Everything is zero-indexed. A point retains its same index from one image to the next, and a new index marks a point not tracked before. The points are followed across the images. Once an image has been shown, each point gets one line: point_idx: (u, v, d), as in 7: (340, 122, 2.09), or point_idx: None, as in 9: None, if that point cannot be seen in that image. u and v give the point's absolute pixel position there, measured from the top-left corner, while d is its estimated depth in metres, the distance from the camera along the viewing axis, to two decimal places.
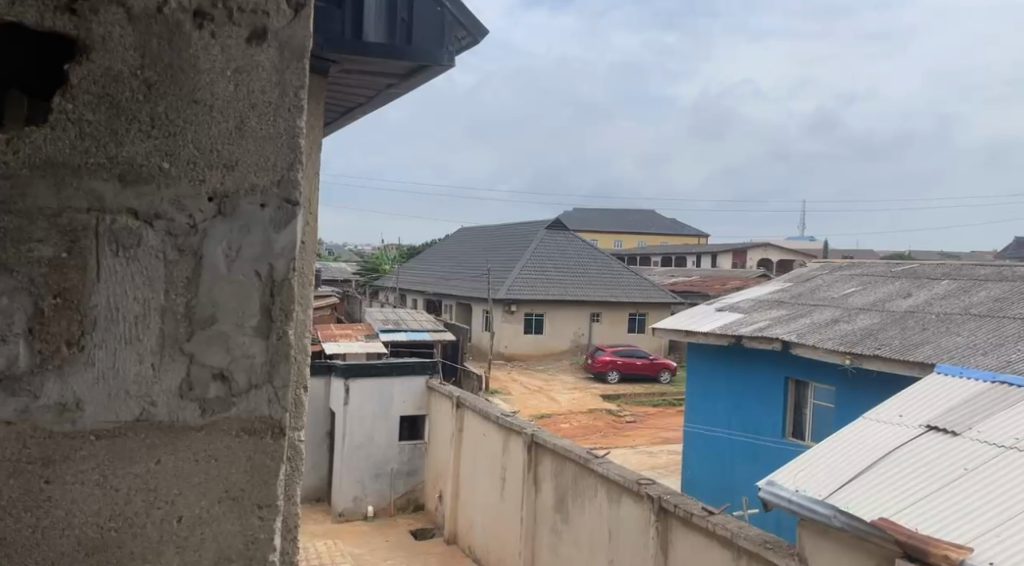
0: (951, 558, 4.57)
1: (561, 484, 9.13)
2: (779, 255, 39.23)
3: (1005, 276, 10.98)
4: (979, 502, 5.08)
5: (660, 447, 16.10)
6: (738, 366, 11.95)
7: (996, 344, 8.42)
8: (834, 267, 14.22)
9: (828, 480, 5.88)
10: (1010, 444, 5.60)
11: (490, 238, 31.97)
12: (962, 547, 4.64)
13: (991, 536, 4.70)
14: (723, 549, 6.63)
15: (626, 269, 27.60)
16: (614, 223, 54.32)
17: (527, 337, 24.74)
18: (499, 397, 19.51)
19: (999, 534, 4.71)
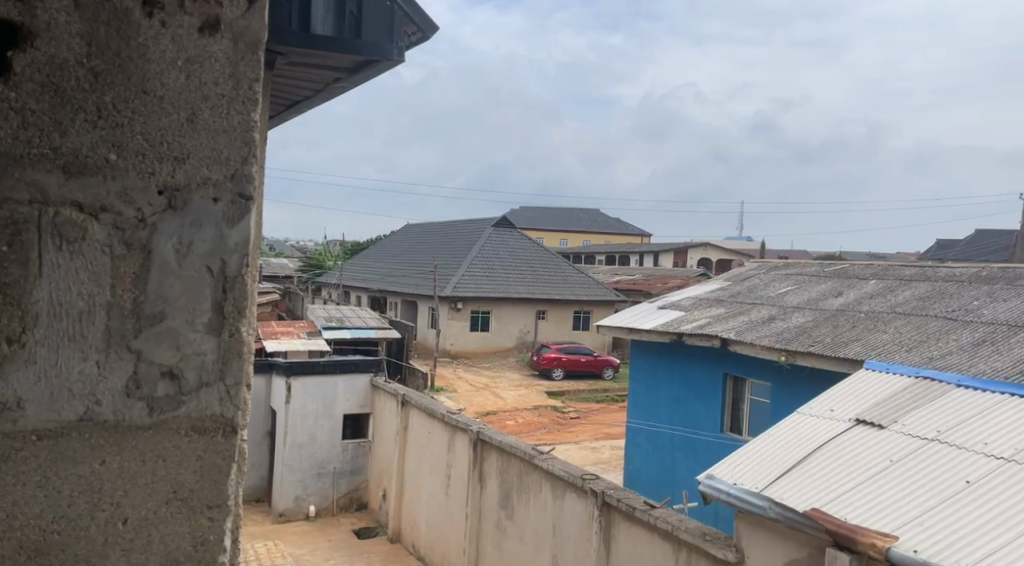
0: (879, 547, 4.73)
1: (506, 481, 9.15)
2: (719, 255, 40.17)
3: (929, 276, 11.41)
4: (904, 492, 5.28)
5: (603, 443, 16.26)
6: (679, 363, 12.14)
7: (920, 341, 8.74)
8: (771, 266, 14.54)
9: (764, 473, 6.01)
10: (932, 436, 5.84)
11: (436, 235, 31.83)
12: (888, 535, 4.81)
13: (915, 525, 4.89)
14: (664, 542, 6.73)
15: (570, 267, 27.80)
16: (559, 222, 54.71)
17: (472, 335, 24.70)
18: (445, 394, 19.45)
19: (922, 523, 4.90)
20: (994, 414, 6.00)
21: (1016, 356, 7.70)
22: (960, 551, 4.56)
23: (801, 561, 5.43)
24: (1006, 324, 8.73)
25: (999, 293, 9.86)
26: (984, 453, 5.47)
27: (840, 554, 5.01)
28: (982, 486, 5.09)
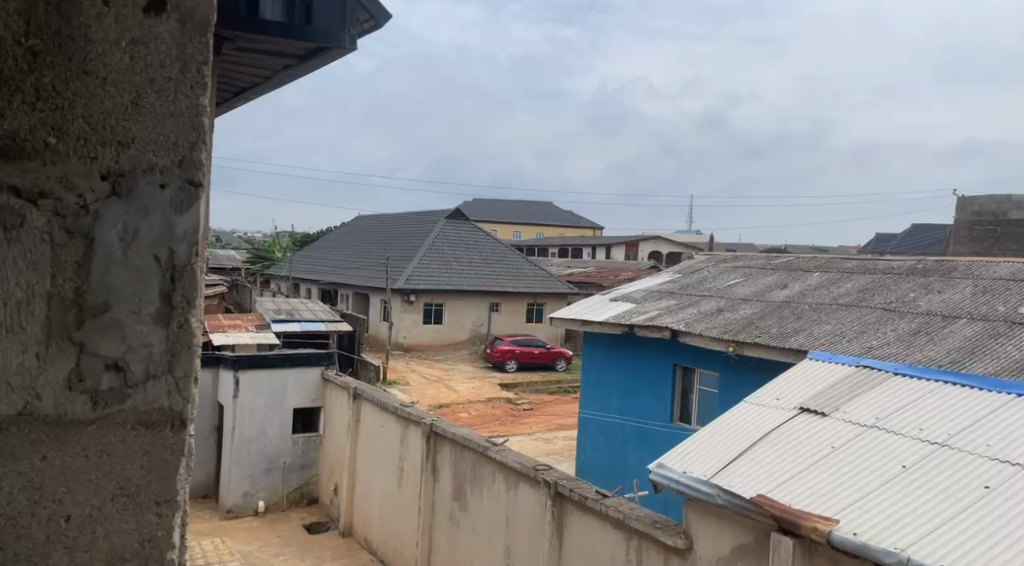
0: (820, 531, 4.87)
1: (459, 473, 9.13)
2: (669, 247, 40.71)
3: (870, 268, 11.70)
4: (845, 476, 5.42)
5: (556, 433, 16.35)
6: (630, 354, 12.25)
7: (861, 331, 8.96)
8: (719, 258, 14.75)
9: (712, 460, 6.09)
10: (872, 423, 6.01)
11: (388, 226, 31.56)
12: (830, 519, 4.94)
13: (856, 509, 5.02)
14: (616, 531, 6.79)
15: (523, 259, 27.85)
16: (512, 214, 54.76)
17: (425, 327, 24.57)
18: (397, 387, 19.33)
19: (862, 506, 5.04)
20: (930, 401, 6.20)
21: (950, 345, 7.95)
22: (897, 532, 4.72)
23: (747, 545, 5.54)
24: (941, 314, 9.00)
25: (935, 285, 10.16)
26: (920, 438, 5.66)
27: (784, 537, 5.16)
28: (918, 470, 5.27)
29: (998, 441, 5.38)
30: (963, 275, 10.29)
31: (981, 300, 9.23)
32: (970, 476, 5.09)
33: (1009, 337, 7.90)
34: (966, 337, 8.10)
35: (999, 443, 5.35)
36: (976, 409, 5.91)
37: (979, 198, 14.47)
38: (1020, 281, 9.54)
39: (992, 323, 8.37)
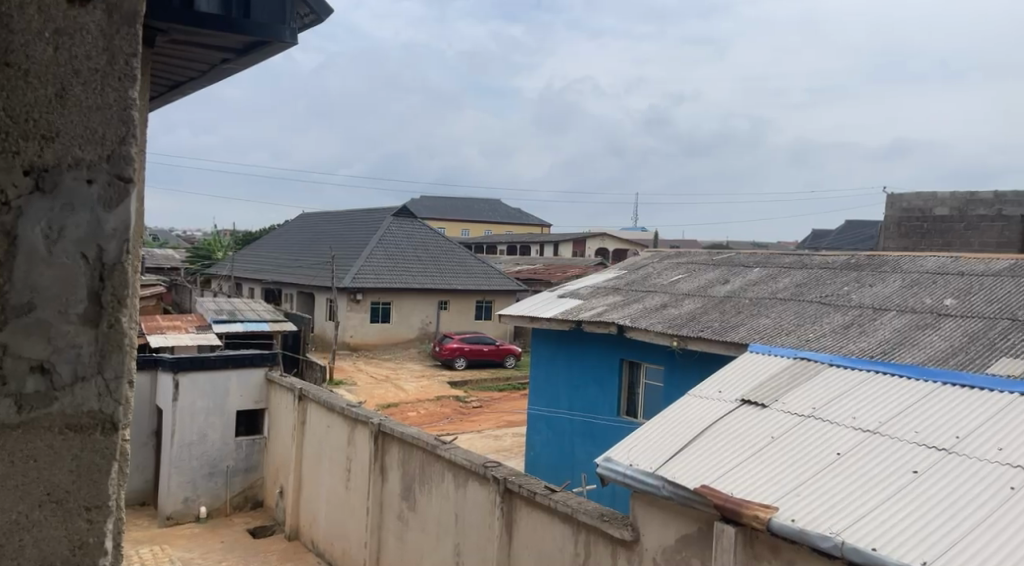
0: (761, 518, 4.98)
1: (408, 472, 9.07)
2: (615, 244, 41.25)
3: (806, 263, 11.99)
4: (784, 464, 5.55)
5: (505, 430, 16.38)
6: (578, 351, 12.32)
7: (799, 324, 9.17)
8: (664, 255, 14.93)
9: (657, 453, 6.15)
10: (808, 413, 6.16)
11: (333, 224, 31.18)
12: (769, 506, 5.06)
13: (793, 496, 5.14)
14: (564, 525, 6.84)
15: (471, 256, 27.85)
16: (459, 212, 54.69)
17: (373, 326, 24.36)
18: (344, 387, 19.13)
19: (798, 493, 5.18)
20: (862, 390, 6.38)
21: (882, 337, 8.18)
22: (831, 517, 4.86)
23: (692, 535, 5.63)
24: (873, 307, 9.26)
25: (868, 279, 10.45)
26: (854, 426, 5.81)
27: (726, 526, 5.29)
28: (852, 457, 5.43)
29: (926, 427, 5.57)
30: (893, 269, 10.61)
31: (910, 293, 9.52)
32: (899, 461, 5.26)
33: (936, 328, 8.17)
34: (896, 328, 8.35)
35: (926, 429, 5.54)
36: (904, 397, 6.11)
37: (908, 195, 14.96)
38: (947, 274, 9.87)
39: (921, 315, 8.65)
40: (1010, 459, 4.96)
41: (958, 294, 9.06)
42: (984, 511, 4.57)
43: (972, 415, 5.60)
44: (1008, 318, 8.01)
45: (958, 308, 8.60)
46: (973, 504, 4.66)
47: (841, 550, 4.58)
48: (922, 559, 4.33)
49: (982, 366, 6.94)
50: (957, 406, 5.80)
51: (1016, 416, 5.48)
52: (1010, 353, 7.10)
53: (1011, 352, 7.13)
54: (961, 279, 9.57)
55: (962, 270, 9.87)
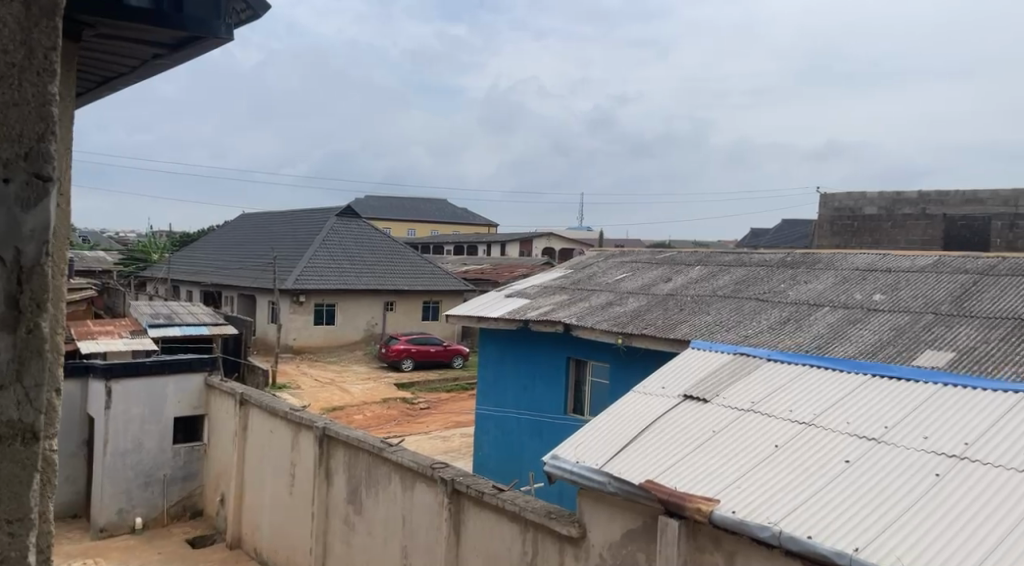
0: (704, 511, 5.06)
1: (354, 476, 8.94)
2: (562, 244, 41.70)
3: (746, 261, 12.20)
4: (724, 457, 5.63)
5: (452, 431, 16.31)
6: (524, 350, 12.32)
7: (738, 320, 9.31)
8: (608, 254, 15.02)
9: (603, 449, 6.14)
10: (747, 407, 6.25)
11: (275, 224, 30.66)
12: (712, 499, 5.15)
13: (733, 488, 5.24)
14: (512, 524, 6.82)
15: (417, 256, 27.72)
16: (405, 212, 54.40)
17: (317, 328, 24.01)
18: (288, 391, 18.81)
19: (739, 485, 5.27)
20: (799, 383, 6.51)
21: (816, 331, 8.37)
22: (770, 507, 4.97)
23: (636, 531, 5.67)
24: (807, 303, 9.46)
25: (802, 276, 10.68)
26: (791, 418, 5.93)
27: (671, 520, 5.34)
28: (789, 449, 5.54)
29: (857, 418, 5.74)
30: (827, 266, 10.87)
31: (843, 289, 9.77)
32: (832, 450, 5.41)
33: (866, 322, 8.38)
34: (829, 324, 8.54)
35: (858, 419, 5.71)
36: (836, 389, 6.27)
37: (839, 194, 15.37)
38: (876, 270, 10.15)
39: (852, 310, 8.87)
40: (934, 448, 5.18)
41: (887, 289, 9.33)
42: (912, 498, 4.76)
43: (900, 406, 5.80)
44: (932, 312, 8.27)
45: (887, 303, 8.86)
46: (901, 492, 4.85)
47: (779, 539, 4.70)
48: (855, 544, 4.49)
49: (908, 358, 7.16)
50: (888, 396, 5.98)
51: (942, 406, 5.69)
52: (934, 346, 7.33)
53: (936, 345, 7.36)
54: (890, 275, 9.85)
55: (889, 267, 10.17)
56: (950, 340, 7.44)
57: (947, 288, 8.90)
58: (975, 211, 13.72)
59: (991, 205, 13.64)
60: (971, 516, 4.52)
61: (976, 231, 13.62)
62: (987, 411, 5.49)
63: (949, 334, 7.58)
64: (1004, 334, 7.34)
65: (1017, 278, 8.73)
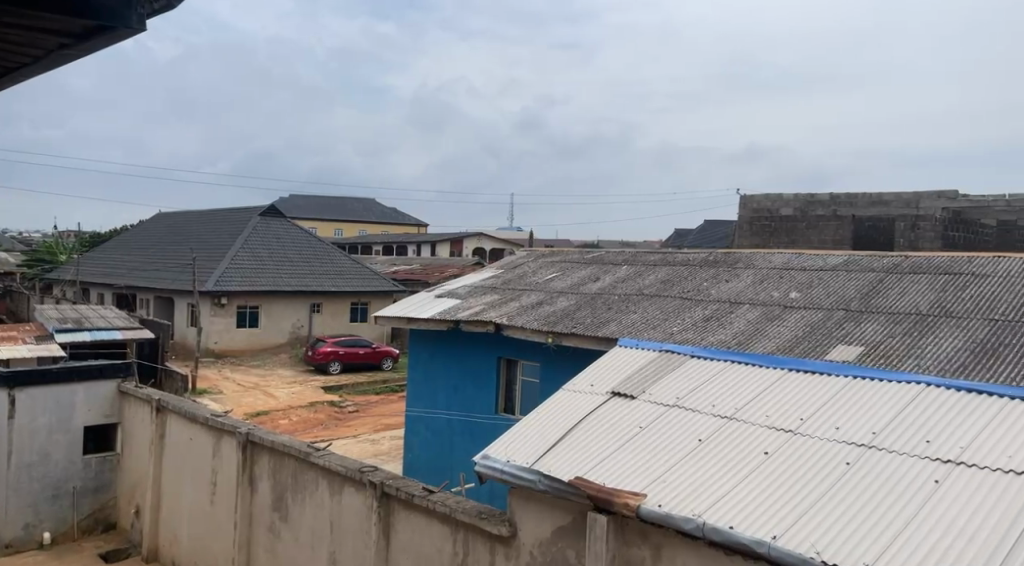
0: (631, 506, 5.10)
1: (279, 482, 8.71)
2: (493, 244, 41.88)
3: (671, 261, 12.35)
4: (649, 451, 5.68)
5: (381, 434, 16.09)
6: (455, 350, 12.22)
7: (664, 318, 9.43)
8: (538, 254, 15.05)
9: (533, 447, 6.10)
10: (672, 402, 6.31)
11: (195, 224, 29.75)
12: (639, 493, 5.19)
13: (659, 482, 5.29)
14: (442, 525, 6.74)
15: (344, 256, 27.30)
16: (333, 212, 53.58)
17: (240, 331, 23.39)
18: (208, 397, 18.26)
19: (665, 478, 5.33)
20: (721, 379, 6.61)
21: (736, 328, 8.52)
22: (694, 499, 5.06)
23: (566, 527, 5.67)
24: (729, 301, 9.65)
25: (724, 274, 10.89)
26: (712, 413, 6.02)
27: (599, 515, 5.35)
28: (712, 443, 5.62)
29: (774, 411, 5.86)
30: (747, 266, 11.10)
31: (761, 287, 9.99)
32: (752, 442, 5.52)
33: (783, 319, 8.59)
34: (749, 320, 8.73)
35: (776, 412, 5.83)
36: (757, 383, 6.41)
37: (758, 196, 15.78)
38: (792, 269, 10.41)
39: (770, 307, 9.08)
40: (846, 437, 5.33)
41: (801, 287, 9.58)
42: (825, 484, 4.93)
43: (815, 397, 5.96)
44: (843, 309, 8.52)
45: (802, 300, 9.09)
46: (815, 479, 5.00)
47: (703, 530, 4.81)
48: (773, 532, 4.64)
49: (822, 352, 7.36)
50: (804, 390, 6.12)
51: (852, 397, 5.87)
52: (844, 341, 7.55)
53: (846, 340, 7.58)
54: (804, 273, 10.12)
55: (805, 265, 10.47)
56: (860, 334, 7.68)
57: (856, 285, 9.20)
58: (880, 212, 14.13)
59: (895, 207, 14.18)
60: (881, 501, 4.70)
61: (880, 231, 14.07)
62: (893, 401, 5.69)
63: (858, 329, 7.82)
64: (908, 328, 7.61)
65: (919, 275, 9.08)
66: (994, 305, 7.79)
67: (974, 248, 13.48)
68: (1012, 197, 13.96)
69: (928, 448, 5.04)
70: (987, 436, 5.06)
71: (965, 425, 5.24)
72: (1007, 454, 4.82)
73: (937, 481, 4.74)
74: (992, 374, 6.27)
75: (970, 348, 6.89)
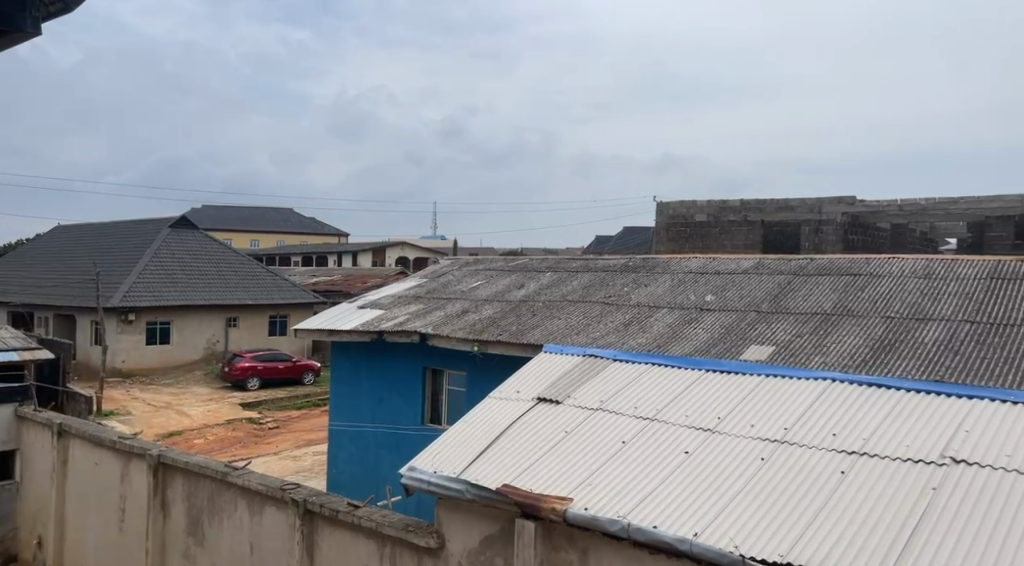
0: (558, 510, 5.05)
1: (194, 505, 8.35)
2: (416, 253, 41.79)
3: (592, 267, 12.43)
4: (575, 456, 5.65)
5: (302, 450, 15.68)
6: (380, 361, 11.99)
7: (587, 323, 9.46)
8: (462, 262, 14.95)
9: (461, 456, 5.98)
10: (596, 406, 6.30)
11: (100, 236, 28.48)
12: (565, 497, 5.15)
13: (585, 486, 5.25)
14: (368, 540, 6.56)
15: (261, 268, 26.67)
16: (249, 223, 52.22)
17: (150, 348, 22.51)
18: (116, 418, 17.46)
19: (591, 482, 5.30)
20: (644, 381, 6.64)
21: (655, 331, 8.61)
22: (618, 500, 5.05)
23: (494, 536, 5.58)
24: (648, 305, 9.76)
25: (643, 279, 11.02)
26: (634, 415, 6.04)
27: (527, 522, 5.29)
28: (635, 445, 5.62)
29: (694, 411, 5.91)
30: (665, 270, 11.27)
31: (678, 291, 10.13)
32: (672, 442, 5.55)
33: (699, 321, 8.72)
34: (667, 323, 8.84)
35: (695, 412, 5.88)
36: (676, 384, 6.46)
37: (673, 203, 15.96)
38: (707, 274, 10.60)
39: (688, 310, 9.22)
40: (760, 434, 5.41)
41: (716, 290, 9.76)
42: (741, 480, 4.99)
43: (732, 396, 6.04)
44: (755, 310, 8.71)
45: (716, 303, 9.25)
46: (732, 475, 5.05)
47: (628, 531, 4.80)
48: (694, 529, 4.66)
49: (736, 351, 7.50)
50: (721, 389, 6.19)
51: (765, 395, 5.97)
52: (758, 341, 7.70)
53: (759, 340, 7.73)
54: (718, 277, 10.32)
55: (719, 269, 10.67)
56: (771, 334, 7.84)
57: (766, 288, 9.42)
58: (787, 217, 14.62)
59: (800, 213, 14.42)
60: (795, 493, 4.78)
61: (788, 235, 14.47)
62: (804, 398, 5.82)
63: (770, 329, 8.00)
64: (815, 327, 7.82)
65: (823, 276, 9.37)
66: (891, 304, 8.08)
67: (872, 251, 14.15)
68: (905, 200, 13.85)
69: (835, 440, 5.15)
70: (888, 427, 5.21)
71: (868, 417, 5.40)
72: (905, 444, 4.98)
73: (843, 472, 4.85)
74: (892, 369, 6.49)
75: (870, 344, 7.13)
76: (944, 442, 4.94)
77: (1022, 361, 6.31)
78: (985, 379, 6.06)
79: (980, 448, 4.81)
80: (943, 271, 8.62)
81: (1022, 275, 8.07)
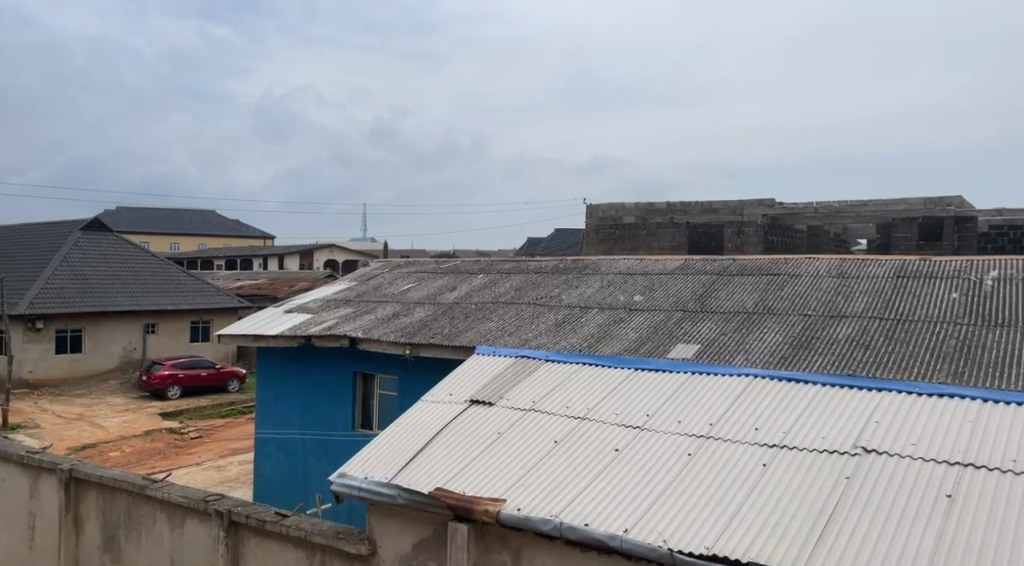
0: (491, 512, 4.97)
1: (109, 520, 7.97)
2: (345, 256, 41.21)
3: (524, 269, 12.40)
4: (507, 457, 5.58)
5: (227, 460, 15.22)
6: (308, 365, 11.71)
7: (518, 324, 9.42)
8: (393, 264, 14.74)
9: (392, 461, 5.85)
10: (528, 407, 6.25)
11: (6, 239, 27.15)
12: (497, 499, 5.07)
13: (517, 487, 5.19)
14: (296, 549, 6.36)
15: (181, 272, 25.88)
16: (169, 225, 50.63)
17: (60, 357, 21.53)
18: (24, 432, 16.64)
19: (523, 482, 5.24)
20: (576, 381, 6.62)
21: (585, 331, 8.62)
22: (550, 500, 5.00)
23: (427, 539, 5.46)
24: (578, 305, 9.78)
25: (574, 280, 11.04)
26: (566, 415, 6.01)
27: (460, 524, 5.20)
28: (566, 444, 5.58)
29: (623, 409, 5.92)
30: (595, 271, 11.31)
31: (608, 291, 10.18)
32: (602, 441, 5.53)
33: (628, 321, 8.77)
34: (596, 324, 8.86)
35: (624, 410, 5.89)
36: (607, 383, 6.46)
37: (602, 205, 16.09)
38: (635, 275, 10.68)
39: (616, 310, 9.26)
40: (687, 430, 5.44)
41: (644, 291, 9.85)
42: (668, 476, 5.00)
43: (661, 393, 6.06)
44: (681, 309, 8.81)
45: (644, 303, 9.33)
46: (659, 471, 5.06)
47: (560, 529, 4.76)
48: (624, 525, 4.64)
49: (664, 349, 7.55)
50: (650, 387, 6.21)
51: (693, 392, 6.01)
52: (685, 339, 7.78)
53: (684, 339, 7.81)
54: (646, 278, 10.41)
55: (646, 270, 10.77)
56: (696, 333, 7.92)
57: (691, 287, 9.55)
58: (710, 220, 14.90)
59: (723, 215, 14.75)
60: (721, 486, 4.81)
61: (712, 236, 14.74)
62: (730, 394, 5.88)
63: (695, 328, 8.08)
64: (737, 325, 7.94)
65: (746, 276, 9.54)
66: (808, 302, 8.27)
67: (791, 251, 14.52)
68: (820, 203, 14.39)
69: (757, 434, 5.22)
70: (808, 419, 5.30)
71: (789, 410, 5.49)
72: (822, 435, 5.07)
73: (765, 465, 4.91)
74: (812, 365, 6.61)
75: (791, 341, 7.26)
76: (858, 432, 5.05)
77: (930, 354, 6.51)
78: (895, 373, 6.23)
79: (892, 437, 4.93)
80: (855, 270, 8.87)
81: (928, 273, 8.35)
